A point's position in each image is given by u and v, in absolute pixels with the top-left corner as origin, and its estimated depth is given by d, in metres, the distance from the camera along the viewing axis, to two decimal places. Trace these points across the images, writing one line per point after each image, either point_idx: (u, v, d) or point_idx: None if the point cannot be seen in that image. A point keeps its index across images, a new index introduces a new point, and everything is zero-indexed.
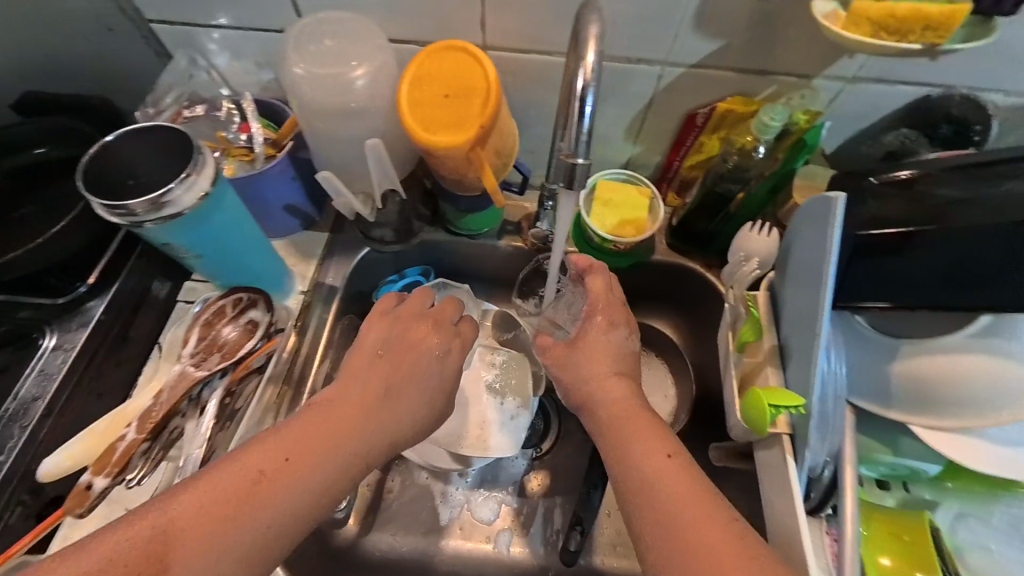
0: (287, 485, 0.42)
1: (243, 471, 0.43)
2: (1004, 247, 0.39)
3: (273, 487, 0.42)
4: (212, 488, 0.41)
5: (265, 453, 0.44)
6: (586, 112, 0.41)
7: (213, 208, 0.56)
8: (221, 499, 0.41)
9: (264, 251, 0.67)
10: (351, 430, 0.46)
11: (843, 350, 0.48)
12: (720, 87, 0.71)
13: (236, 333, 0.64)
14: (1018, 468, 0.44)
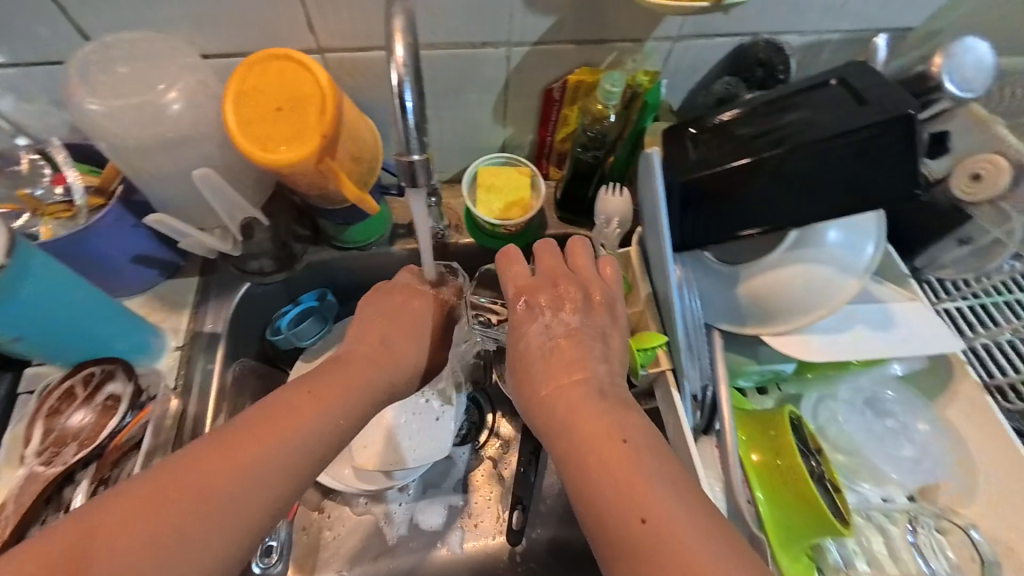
0: (295, 434, 0.46)
1: (252, 421, 0.45)
2: (791, 169, 0.44)
3: (281, 436, 0.45)
4: (219, 443, 0.43)
5: (272, 408, 0.47)
6: (408, 107, 0.41)
7: (25, 282, 0.51)
8: (231, 450, 0.43)
9: (116, 313, 0.61)
10: (349, 384, 0.52)
11: (701, 285, 0.54)
12: (566, 60, 0.73)
13: (91, 416, 0.59)
14: (845, 352, 0.51)
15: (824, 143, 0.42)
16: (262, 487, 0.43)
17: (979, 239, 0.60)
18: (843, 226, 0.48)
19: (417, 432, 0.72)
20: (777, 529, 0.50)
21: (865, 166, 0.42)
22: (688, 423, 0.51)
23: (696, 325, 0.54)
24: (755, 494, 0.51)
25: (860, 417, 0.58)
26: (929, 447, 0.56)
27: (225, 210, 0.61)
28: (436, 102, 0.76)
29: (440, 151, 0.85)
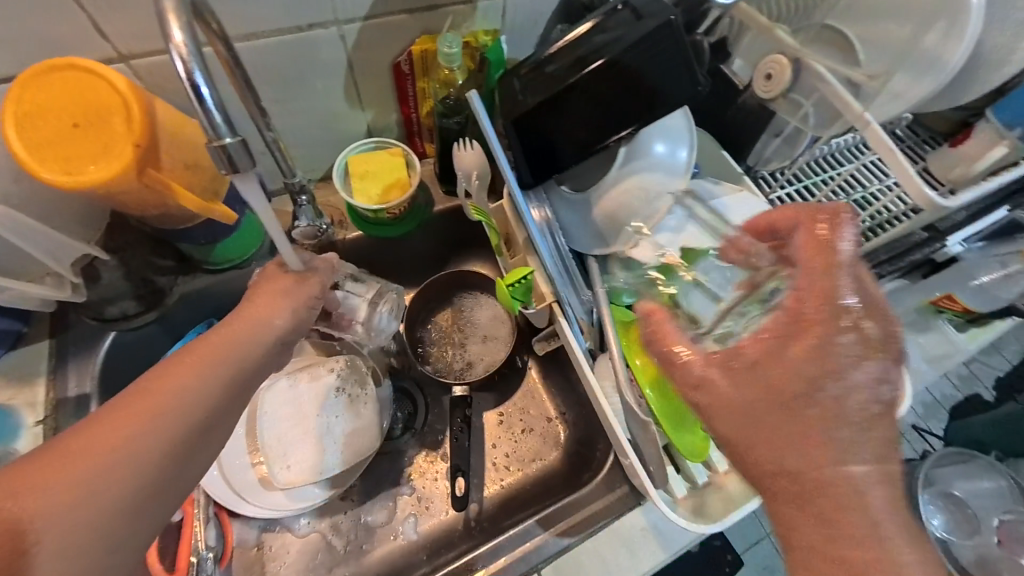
0: (183, 397, 0.42)
1: (120, 403, 0.41)
2: (599, 88, 0.48)
3: (149, 412, 0.41)
4: (81, 432, 0.38)
5: (139, 388, 0.42)
6: (203, 93, 0.38)
7: None
8: (92, 435, 0.38)
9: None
10: (232, 344, 0.47)
11: (564, 217, 0.59)
12: (405, 31, 0.71)
13: None
14: (690, 245, 0.57)
15: (622, 60, 0.47)
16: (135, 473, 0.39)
17: (787, 130, 0.70)
18: (666, 136, 0.53)
19: (345, 432, 0.72)
20: (668, 416, 0.57)
21: (663, 74, 0.47)
22: (578, 345, 0.58)
23: (565, 256, 0.60)
24: (647, 392, 0.57)
25: None
26: None
27: (44, 253, 0.58)
28: (279, 97, 0.72)
29: (303, 149, 0.81)
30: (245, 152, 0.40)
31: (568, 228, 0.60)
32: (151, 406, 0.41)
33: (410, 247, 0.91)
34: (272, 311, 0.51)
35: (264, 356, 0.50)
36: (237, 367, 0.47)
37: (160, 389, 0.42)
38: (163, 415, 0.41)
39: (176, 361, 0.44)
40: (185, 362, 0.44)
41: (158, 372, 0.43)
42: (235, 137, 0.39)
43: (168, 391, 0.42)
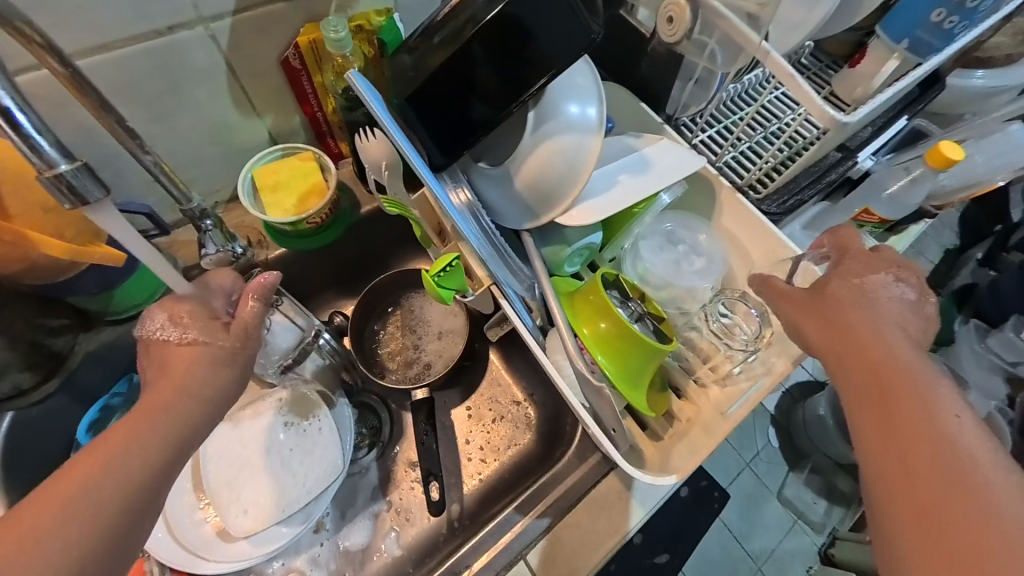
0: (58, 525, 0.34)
1: (39, 499, 0.35)
2: (493, 52, 0.46)
3: (77, 500, 0.35)
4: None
5: (62, 477, 0.36)
6: (19, 119, 0.31)
7: None
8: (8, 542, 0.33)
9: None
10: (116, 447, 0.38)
11: (486, 197, 0.57)
12: (287, 22, 0.65)
13: None
14: (616, 203, 0.56)
15: (512, 16, 0.44)
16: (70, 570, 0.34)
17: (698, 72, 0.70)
18: (575, 92, 0.52)
19: (302, 461, 0.68)
20: (622, 377, 0.56)
21: (555, 24, 0.45)
22: (523, 324, 0.57)
23: (496, 236, 0.58)
24: (598, 358, 0.56)
25: (661, 252, 0.67)
26: (712, 252, 0.66)
27: None
28: (155, 114, 0.64)
29: (200, 169, 0.74)
30: (90, 178, 0.35)
31: (494, 206, 0.58)
32: (80, 495, 0.36)
33: (343, 255, 0.86)
34: (196, 370, 0.45)
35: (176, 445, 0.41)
36: (169, 438, 0.41)
37: (87, 473, 0.36)
38: (97, 499, 0.36)
39: (108, 438, 0.39)
40: (117, 438, 0.39)
41: (83, 457, 0.38)
42: (73, 162, 0.34)
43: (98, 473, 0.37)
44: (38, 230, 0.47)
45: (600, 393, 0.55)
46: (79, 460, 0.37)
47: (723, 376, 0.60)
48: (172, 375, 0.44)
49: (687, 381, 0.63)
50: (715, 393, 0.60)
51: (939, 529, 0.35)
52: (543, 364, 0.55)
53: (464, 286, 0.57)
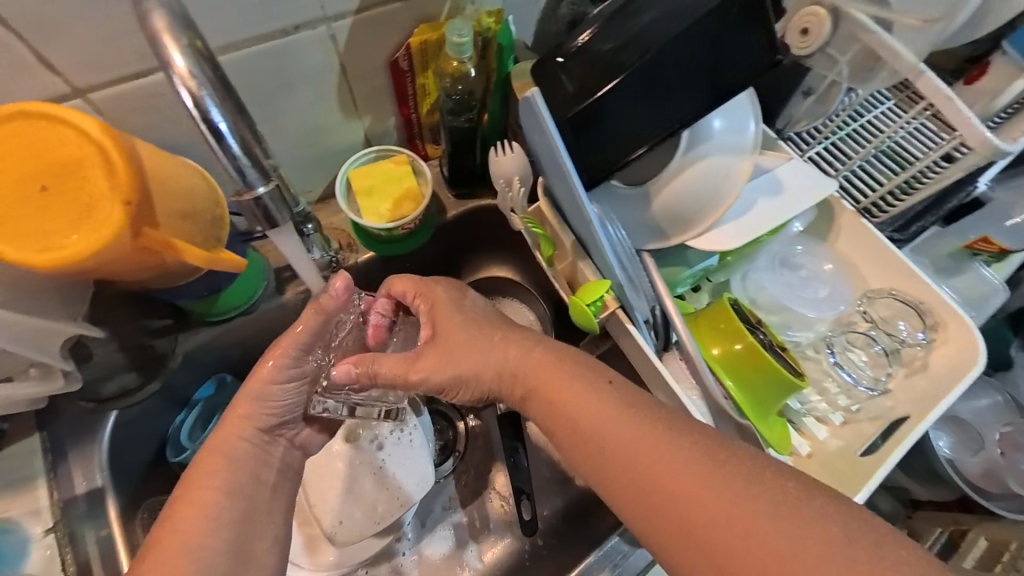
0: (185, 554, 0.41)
1: (149, 560, 0.40)
2: (660, 74, 0.47)
3: (186, 545, 0.41)
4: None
5: (162, 534, 0.42)
6: (223, 131, 0.35)
7: None
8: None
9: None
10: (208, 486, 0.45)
11: (616, 216, 0.54)
12: (399, 22, 0.62)
13: None
14: (753, 228, 0.54)
15: (679, 36, 0.45)
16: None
17: (819, 86, 0.67)
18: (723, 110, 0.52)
19: (394, 472, 0.67)
20: (755, 409, 0.53)
21: (712, 46, 0.46)
22: (649, 347, 0.53)
23: (628, 253, 0.53)
24: (727, 384, 0.53)
25: (778, 276, 0.64)
26: (836, 283, 0.63)
27: (31, 349, 0.46)
28: (265, 114, 0.62)
29: (292, 169, 0.71)
30: (278, 199, 0.40)
31: (625, 224, 0.55)
32: (183, 542, 0.42)
33: (422, 262, 0.82)
34: (268, 392, 0.50)
35: (241, 474, 0.47)
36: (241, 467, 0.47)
37: (186, 521, 0.43)
38: (202, 538, 0.42)
39: (188, 488, 0.45)
40: (192, 491, 0.44)
41: (173, 512, 0.43)
42: (268, 185, 0.39)
43: (202, 513, 0.43)
44: (176, 238, 0.45)
45: (741, 430, 0.52)
46: (168, 515, 0.43)
47: (840, 410, 0.58)
48: (233, 414, 0.49)
49: (804, 420, 0.59)
50: (838, 429, 0.57)
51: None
52: (674, 392, 0.51)
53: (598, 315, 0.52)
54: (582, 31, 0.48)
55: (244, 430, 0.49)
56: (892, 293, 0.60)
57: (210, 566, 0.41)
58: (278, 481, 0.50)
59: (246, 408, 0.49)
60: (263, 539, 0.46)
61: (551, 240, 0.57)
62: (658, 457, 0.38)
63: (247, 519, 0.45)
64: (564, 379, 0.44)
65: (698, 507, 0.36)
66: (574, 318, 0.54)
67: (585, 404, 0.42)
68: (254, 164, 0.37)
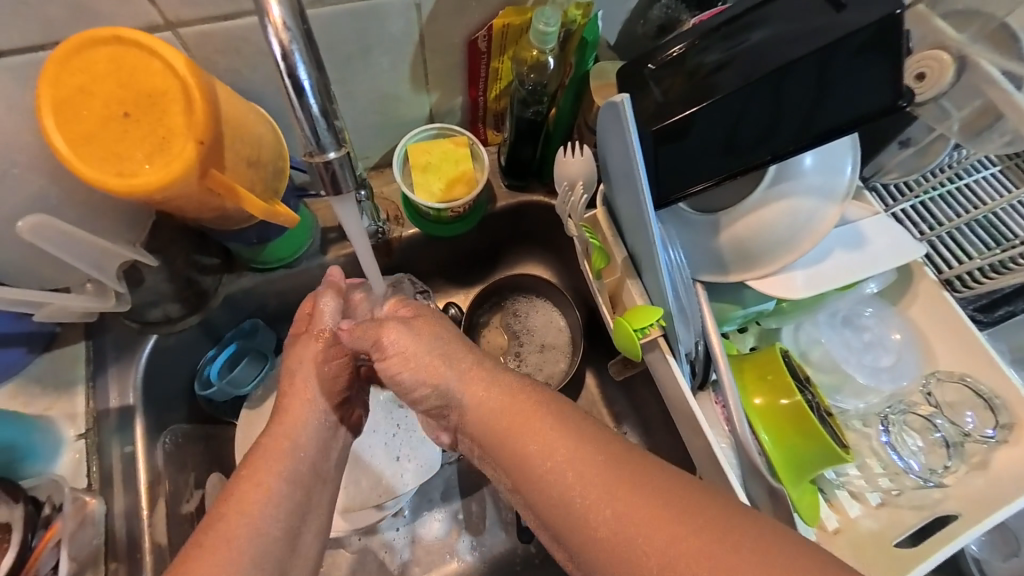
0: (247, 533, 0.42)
1: (208, 536, 0.41)
2: (763, 101, 0.43)
3: (247, 524, 0.42)
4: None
5: (223, 511, 0.42)
6: (305, 88, 0.34)
7: None
8: (201, 566, 0.39)
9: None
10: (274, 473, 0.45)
11: (678, 240, 0.52)
12: (485, 1, 0.60)
13: None
14: (821, 280, 0.52)
15: (791, 65, 0.41)
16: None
17: (920, 138, 0.59)
18: (819, 151, 0.48)
19: (403, 448, 0.68)
20: (787, 467, 0.51)
21: (824, 79, 0.42)
22: (687, 385, 0.50)
23: (684, 282, 0.51)
24: (762, 436, 0.52)
25: (838, 334, 0.60)
26: (902, 354, 0.58)
27: (88, 265, 0.47)
28: (338, 74, 0.62)
29: (354, 134, 0.71)
30: (348, 167, 0.39)
31: (685, 250, 0.52)
32: (242, 523, 0.42)
33: (464, 249, 0.81)
34: (323, 358, 0.53)
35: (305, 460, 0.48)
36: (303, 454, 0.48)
37: (251, 503, 0.43)
38: (259, 526, 0.42)
39: (255, 470, 0.45)
40: (257, 475, 0.45)
41: (234, 490, 0.44)
42: (339, 151, 0.38)
43: (263, 497, 0.44)
44: (237, 184, 0.46)
45: (773, 493, 0.49)
46: (230, 494, 0.43)
47: (879, 490, 0.54)
48: (296, 398, 0.51)
49: (837, 492, 0.55)
50: (872, 510, 0.54)
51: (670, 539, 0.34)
52: (706, 437, 0.49)
53: (638, 347, 0.50)
54: (674, 43, 0.48)
55: (314, 409, 0.51)
56: (966, 379, 0.54)
57: (263, 556, 0.41)
58: (331, 472, 0.50)
59: (312, 385, 0.51)
60: (311, 532, 0.46)
61: (605, 253, 0.54)
62: (592, 485, 0.38)
63: (301, 510, 0.45)
64: (530, 421, 0.42)
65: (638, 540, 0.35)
66: (616, 339, 0.52)
67: (537, 440, 0.41)
68: (331, 127, 0.36)
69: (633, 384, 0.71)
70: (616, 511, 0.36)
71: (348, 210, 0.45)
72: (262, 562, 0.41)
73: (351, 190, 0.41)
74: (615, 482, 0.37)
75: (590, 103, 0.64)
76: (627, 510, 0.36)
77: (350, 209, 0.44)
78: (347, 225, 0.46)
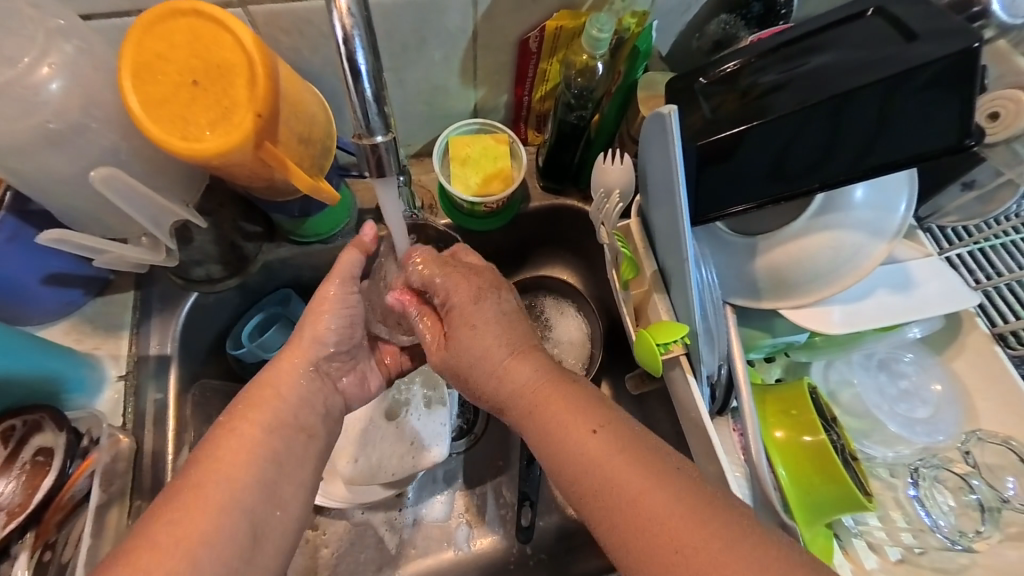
0: (235, 459, 0.44)
1: (187, 480, 0.42)
2: (818, 126, 0.41)
3: (225, 469, 0.43)
4: (171, 505, 0.41)
5: (204, 456, 0.44)
6: (361, 73, 0.35)
7: None
8: (190, 494, 0.42)
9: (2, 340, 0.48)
10: (264, 411, 0.48)
11: (712, 260, 0.51)
12: (543, 2, 0.61)
13: (15, 483, 0.49)
14: (863, 319, 0.49)
15: (852, 90, 0.39)
16: (235, 524, 0.42)
17: (986, 182, 0.56)
18: (872, 184, 0.46)
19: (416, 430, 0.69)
20: (802, 507, 0.49)
21: (889, 110, 0.40)
22: (705, 408, 0.48)
23: (714, 305, 0.50)
24: (779, 471, 0.50)
25: (873, 378, 0.57)
26: (942, 408, 0.55)
27: (146, 219, 0.49)
28: (391, 63, 0.64)
29: (401, 123, 0.73)
30: (392, 152, 0.40)
31: (719, 271, 0.51)
32: (223, 468, 0.43)
33: (494, 245, 0.82)
34: (332, 318, 0.53)
35: (298, 410, 0.50)
36: (286, 407, 0.49)
37: (227, 447, 0.45)
38: (232, 472, 0.44)
39: (235, 417, 0.47)
40: (235, 421, 0.46)
41: (216, 438, 0.45)
42: (387, 136, 0.39)
43: (242, 445, 0.45)
44: (288, 158, 0.48)
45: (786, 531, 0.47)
46: (213, 437, 0.45)
47: (900, 546, 0.51)
48: (293, 347, 0.52)
49: (853, 541, 0.52)
50: (892, 566, 0.50)
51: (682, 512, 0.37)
52: (720, 465, 0.47)
53: (659, 364, 0.49)
54: (728, 60, 0.48)
55: (296, 368, 0.51)
56: (1011, 443, 0.51)
57: (237, 498, 0.43)
58: (319, 428, 0.51)
59: (299, 347, 0.52)
60: (290, 486, 0.47)
61: (635, 264, 0.53)
62: (620, 468, 0.40)
63: (280, 461, 0.46)
64: (555, 402, 0.44)
65: (649, 513, 0.37)
66: (638, 354, 0.51)
67: (566, 422, 0.43)
68: (382, 112, 0.38)
69: (648, 400, 0.70)
70: (626, 491, 0.39)
71: (390, 193, 0.46)
72: (236, 504, 0.42)
73: (393, 174, 0.42)
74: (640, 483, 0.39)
75: (636, 112, 0.64)
76: (665, 506, 0.37)
77: (392, 193, 0.45)
78: (386, 208, 0.47)
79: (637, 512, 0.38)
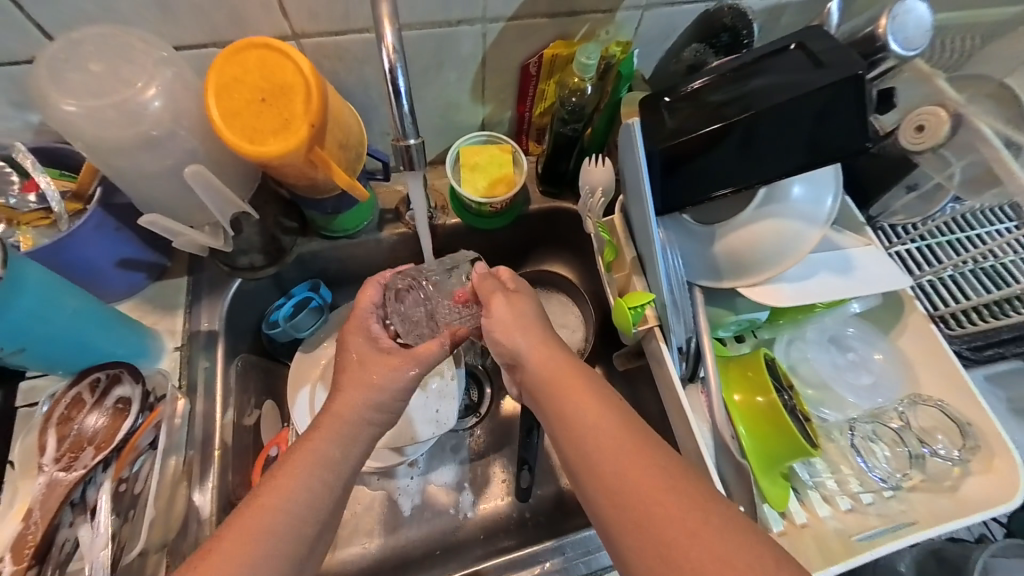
0: (293, 501, 0.47)
1: (250, 514, 0.46)
2: (756, 134, 0.51)
3: (280, 514, 0.46)
4: (234, 529, 0.45)
5: (262, 492, 0.47)
6: (399, 92, 0.46)
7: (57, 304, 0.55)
8: (250, 530, 0.45)
9: (102, 313, 0.61)
10: (314, 461, 0.50)
11: (680, 246, 0.61)
12: (542, 34, 0.72)
13: (104, 419, 0.58)
14: (807, 295, 0.58)
15: (781, 106, 0.49)
16: (286, 556, 0.46)
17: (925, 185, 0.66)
18: (807, 182, 0.56)
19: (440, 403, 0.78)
20: (758, 457, 0.57)
21: (816, 120, 0.49)
22: (673, 370, 0.57)
23: (679, 283, 0.59)
24: (738, 428, 0.58)
25: (825, 351, 0.66)
26: (883, 375, 0.64)
27: (215, 208, 0.60)
28: (413, 84, 0.75)
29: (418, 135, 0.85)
30: (421, 152, 0.50)
31: (687, 255, 0.61)
32: (278, 512, 0.46)
33: (498, 243, 0.92)
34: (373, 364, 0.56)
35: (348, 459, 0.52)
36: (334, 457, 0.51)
37: (283, 491, 0.48)
38: (287, 518, 0.47)
39: (290, 464, 0.50)
40: (289, 466, 0.49)
41: (272, 479, 0.49)
42: (417, 139, 0.49)
43: (294, 490, 0.48)
44: (331, 160, 0.58)
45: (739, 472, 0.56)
46: (266, 481, 0.48)
47: (849, 497, 0.59)
48: (333, 401, 0.54)
49: (809, 494, 0.60)
50: (841, 514, 0.58)
51: (673, 489, 0.43)
52: (685, 416, 0.56)
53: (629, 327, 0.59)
54: (695, 79, 0.58)
55: (342, 422, 0.53)
56: (940, 404, 0.60)
57: (292, 537, 0.46)
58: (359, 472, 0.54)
59: (346, 399, 0.54)
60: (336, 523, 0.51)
61: (615, 249, 0.63)
62: (625, 451, 0.46)
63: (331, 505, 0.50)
64: (568, 383, 0.51)
65: (646, 496, 0.43)
66: (616, 323, 0.60)
67: (583, 403, 0.49)
68: (414, 122, 0.48)
69: (635, 379, 0.78)
70: (628, 468, 0.45)
71: (417, 187, 0.56)
72: (290, 540, 0.46)
73: (422, 171, 0.53)
74: (640, 460, 0.45)
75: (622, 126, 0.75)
76: (642, 473, 0.44)
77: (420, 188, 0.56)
78: (412, 200, 0.57)
79: (631, 487, 0.44)
